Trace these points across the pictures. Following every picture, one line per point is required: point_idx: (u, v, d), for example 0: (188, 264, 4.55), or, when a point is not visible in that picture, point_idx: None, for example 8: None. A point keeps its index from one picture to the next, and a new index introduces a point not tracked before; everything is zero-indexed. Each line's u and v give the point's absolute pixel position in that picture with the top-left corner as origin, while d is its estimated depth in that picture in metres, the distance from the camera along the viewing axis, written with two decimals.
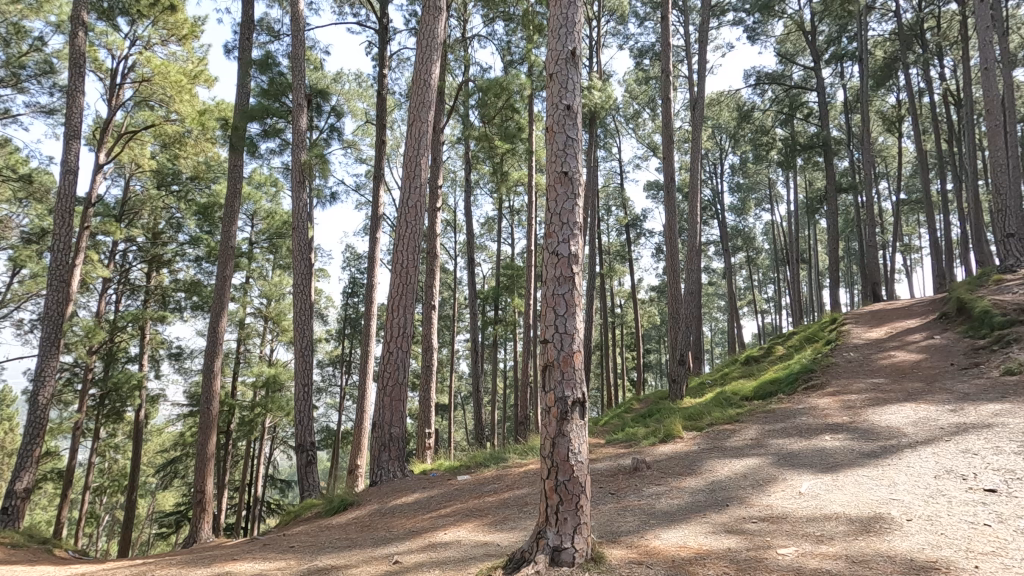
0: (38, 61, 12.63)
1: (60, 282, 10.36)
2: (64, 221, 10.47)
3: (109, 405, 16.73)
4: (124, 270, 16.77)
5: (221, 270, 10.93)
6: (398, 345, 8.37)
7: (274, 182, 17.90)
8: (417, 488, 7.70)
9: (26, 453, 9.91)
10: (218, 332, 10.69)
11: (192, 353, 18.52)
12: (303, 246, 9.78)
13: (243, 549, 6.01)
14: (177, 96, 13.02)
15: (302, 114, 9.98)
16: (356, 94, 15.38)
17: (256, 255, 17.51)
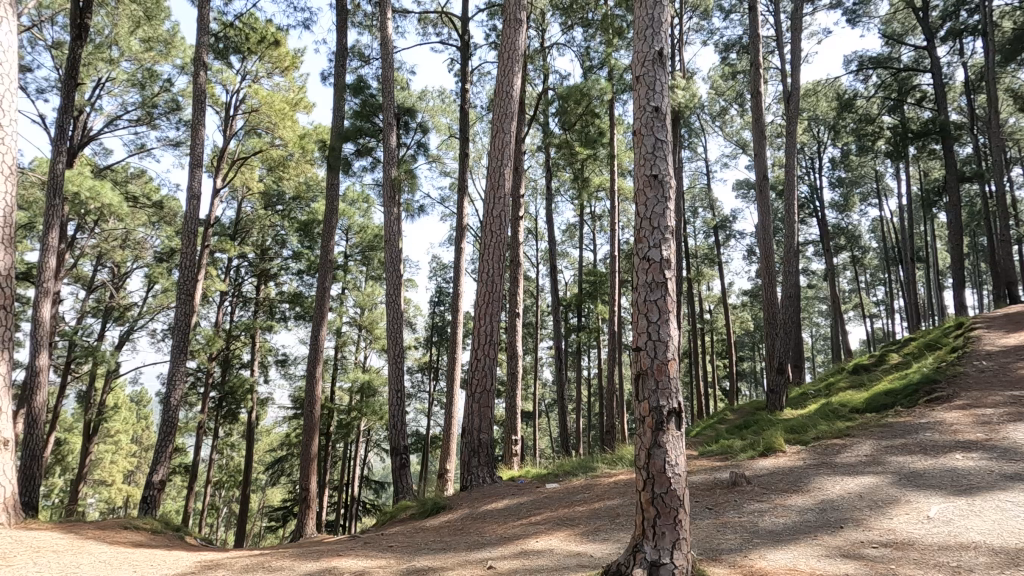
0: (166, 100, 14.26)
1: (187, 296, 11.59)
2: (190, 241, 11.71)
3: (226, 407, 18.40)
4: (237, 284, 18.43)
5: (321, 282, 11.68)
6: (486, 353, 8.52)
7: (366, 198, 18.93)
8: (507, 494, 7.76)
9: (162, 448, 11.14)
10: (319, 340, 11.42)
11: (296, 360, 19.97)
12: (395, 258, 10.21)
13: (347, 545, 6.34)
14: (281, 123, 14.21)
15: (392, 132, 10.50)
16: (440, 109, 15.92)
17: (350, 267, 18.58)
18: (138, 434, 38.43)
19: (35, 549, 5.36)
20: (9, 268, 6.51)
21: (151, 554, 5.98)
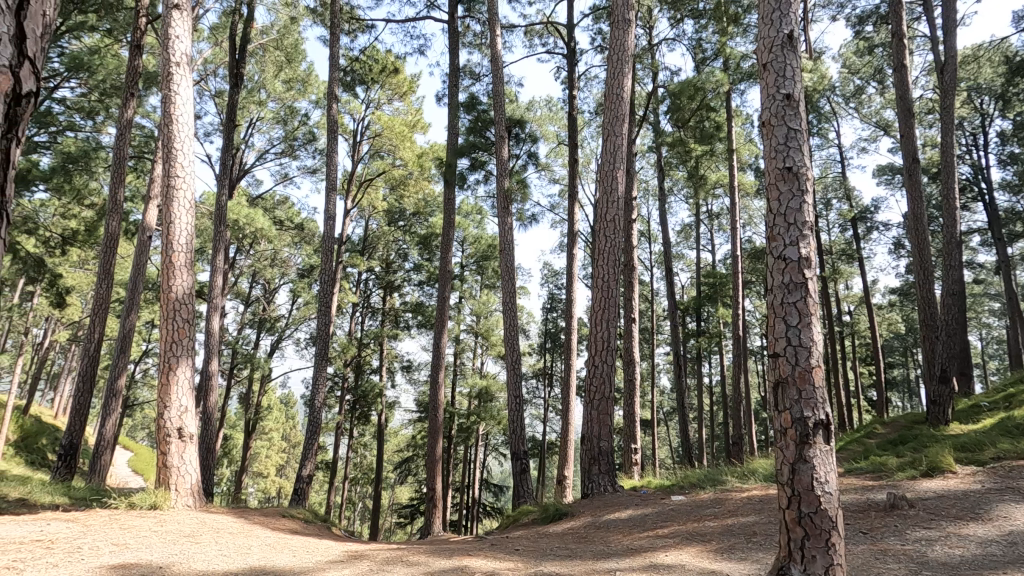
0: (304, 133, 15.92)
1: (326, 308, 12.79)
2: (328, 258, 12.91)
3: (359, 409, 19.94)
4: (367, 295, 19.95)
5: (441, 292, 12.25)
6: (604, 359, 8.40)
7: (479, 210, 19.64)
8: (631, 504, 7.56)
9: (309, 446, 12.34)
10: (440, 347, 11.98)
11: (419, 366, 21.14)
12: (510, 267, 10.43)
13: (475, 546, 6.56)
14: (402, 145, 15.24)
15: (504, 144, 10.80)
16: (547, 118, 16.09)
17: (466, 277, 19.35)
18: (287, 432, 43.02)
19: (216, 530, 6.19)
20: (192, 288, 7.62)
21: (305, 541, 6.63)
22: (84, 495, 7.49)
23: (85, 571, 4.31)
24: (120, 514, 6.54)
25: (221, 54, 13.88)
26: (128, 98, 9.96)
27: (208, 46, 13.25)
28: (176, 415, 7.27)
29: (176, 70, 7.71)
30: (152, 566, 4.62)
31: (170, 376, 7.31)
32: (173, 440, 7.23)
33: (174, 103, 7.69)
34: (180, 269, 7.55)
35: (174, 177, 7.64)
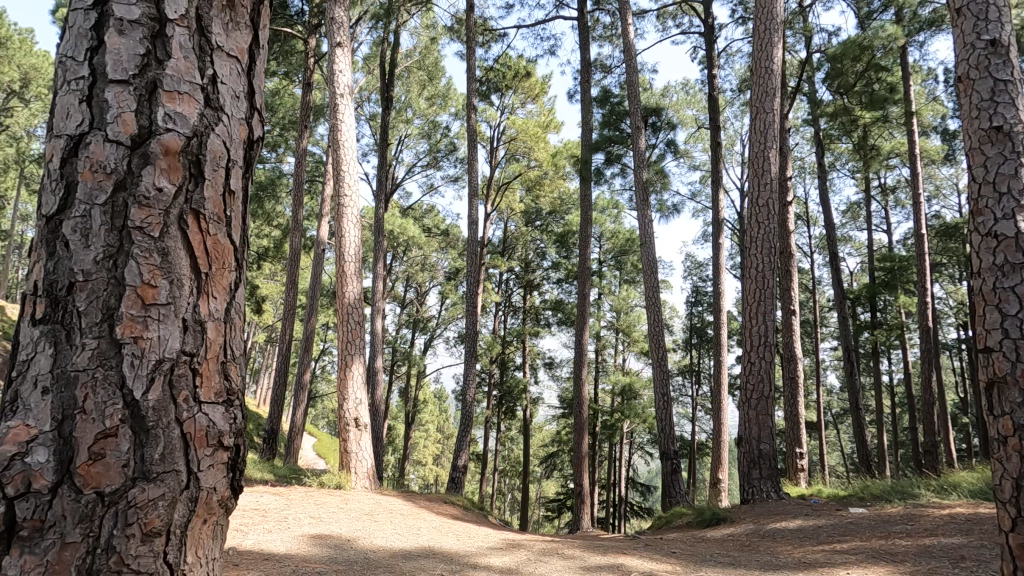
0: (446, 144, 16.95)
1: (473, 308, 13.48)
2: (473, 261, 13.61)
3: (505, 404, 20.75)
4: (508, 295, 20.65)
5: (581, 289, 12.24)
6: (761, 356, 7.77)
7: (615, 204, 19.33)
8: (799, 514, 6.90)
9: (462, 438, 13.12)
10: (582, 344, 11.98)
11: (561, 362, 21.39)
12: (652, 261, 10.10)
13: (629, 545, 6.47)
14: (536, 146, 15.60)
15: (641, 135, 10.48)
16: (685, 102, 15.26)
17: (605, 273, 19.15)
18: (442, 425, 46.15)
19: (389, 511, 6.87)
20: (360, 293, 8.53)
21: (465, 527, 7.07)
22: (284, 474, 8.77)
23: (292, 538, 5.05)
24: (313, 491, 7.55)
25: (373, 81, 15.31)
26: (302, 130, 11.43)
27: (362, 75, 14.72)
28: (353, 406, 8.19)
29: (340, 101, 8.69)
30: (341, 538, 5.27)
31: (347, 371, 8.24)
32: (352, 428, 8.16)
33: (340, 129, 8.65)
34: (350, 277, 8.50)
35: (343, 196, 8.60)
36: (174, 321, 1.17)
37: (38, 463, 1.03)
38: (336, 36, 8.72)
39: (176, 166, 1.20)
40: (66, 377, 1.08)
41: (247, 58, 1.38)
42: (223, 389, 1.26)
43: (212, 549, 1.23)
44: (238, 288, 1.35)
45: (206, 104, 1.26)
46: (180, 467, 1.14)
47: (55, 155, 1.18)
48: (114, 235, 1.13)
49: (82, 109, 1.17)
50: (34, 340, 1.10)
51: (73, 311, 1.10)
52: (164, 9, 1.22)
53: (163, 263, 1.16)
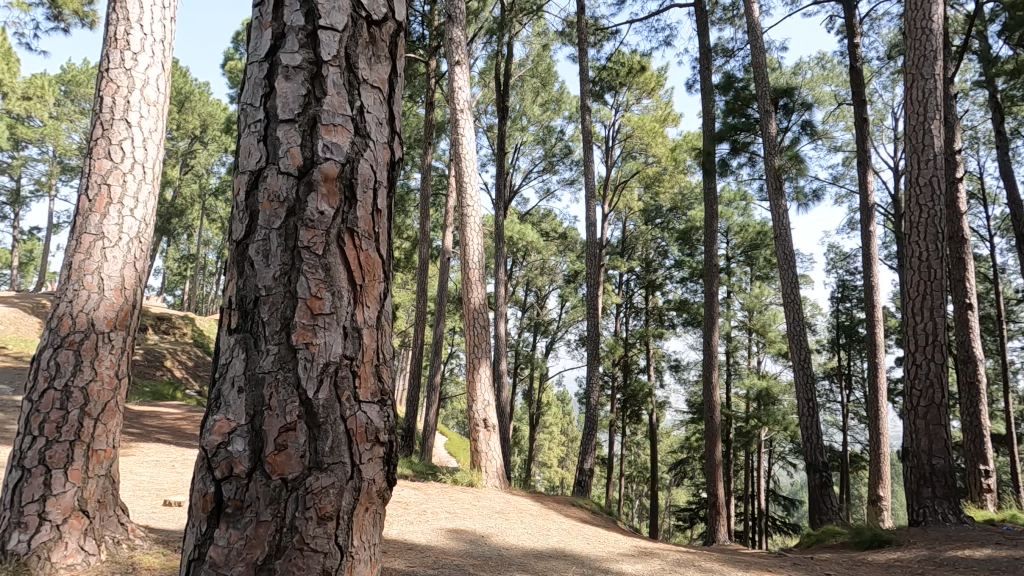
0: (561, 147, 17.04)
1: (594, 310, 13.36)
2: (592, 263, 13.47)
3: (630, 408, 20.28)
4: (629, 296, 20.18)
5: (708, 288, 11.57)
6: (929, 357, 6.79)
7: (743, 196, 18.08)
8: (987, 542, 5.89)
9: (588, 441, 13.01)
10: (711, 345, 11.31)
11: (688, 365, 20.40)
12: (789, 254, 9.26)
13: (774, 562, 5.97)
14: (654, 142, 15.11)
15: (770, 120, 9.70)
16: (821, 78, 13.85)
17: (734, 269, 17.96)
18: (566, 427, 46.19)
19: (519, 510, 7.05)
20: (485, 298, 8.84)
21: (596, 532, 7.00)
22: (421, 470, 9.36)
23: (431, 530, 5.39)
24: (449, 488, 7.96)
25: (490, 93, 15.84)
26: (427, 147, 12.16)
27: (479, 89, 15.32)
28: (482, 407, 8.52)
29: (461, 117, 9.11)
30: (476, 534, 5.52)
31: (475, 374, 8.58)
32: (481, 429, 8.48)
33: (462, 144, 9.07)
34: (475, 283, 8.86)
35: (465, 206, 8.99)
36: (337, 329, 1.31)
37: (237, 451, 1.22)
38: (455, 55, 9.20)
39: (334, 190, 1.34)
40: (255, 377, 1.26)
41: (387, 87, 1.51)
42: (377, 391, 1.38)
43: (373, 536, 1.35)
44: (386, 298, 1.47)
45: (356, 133, 1.40)
46: (345, 460, 1.27)
47: (241, 190, 1.38)
48: (288, 254, 1.30)
49: (259, 147, 1.36)
50: (230, 346, 1.30)
51: (259, 321, 1.28)
52: (320, 53, 1.38)
53: (325, 277, 1.31)
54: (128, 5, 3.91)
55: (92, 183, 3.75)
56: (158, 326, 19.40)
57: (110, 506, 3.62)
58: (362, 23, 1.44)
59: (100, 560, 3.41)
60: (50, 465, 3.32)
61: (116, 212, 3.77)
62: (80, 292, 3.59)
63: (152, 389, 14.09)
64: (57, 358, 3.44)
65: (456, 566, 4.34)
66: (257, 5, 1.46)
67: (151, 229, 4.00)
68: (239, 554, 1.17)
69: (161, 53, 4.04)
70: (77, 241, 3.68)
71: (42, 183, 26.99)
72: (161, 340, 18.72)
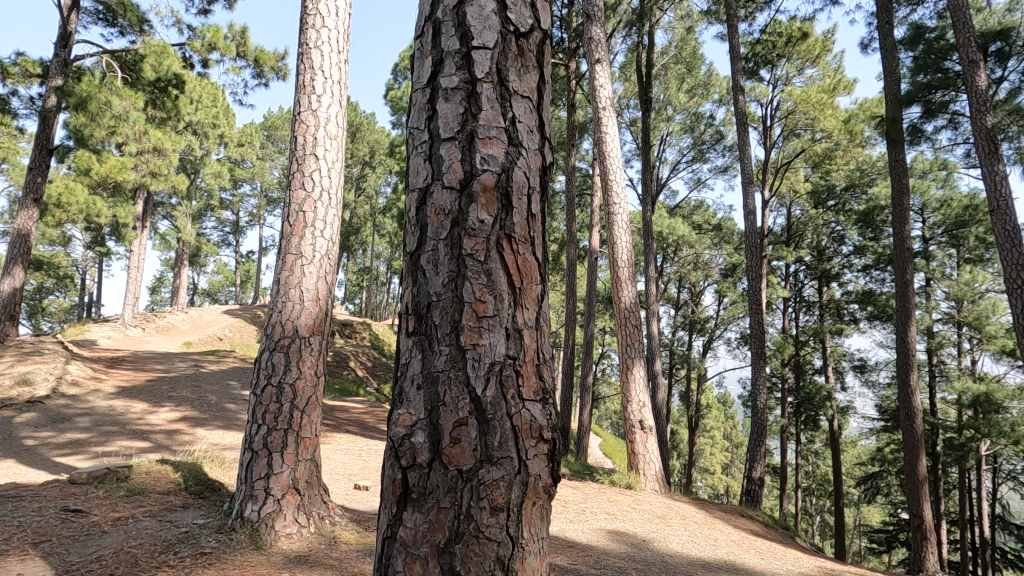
0: (712, 134, 15.98)
1: (757, 306, 12.29)
2: (753, 255, 12.35)
3: (805, 413, 18.27)
4: (799, 288, 18.24)
5: (901, 276, 9.92)
6: None
7: (942, 164, 15.28)
8: None
9: (756, 447, 11.97)
10: (908, 343, 9.66)
11: (877, 365, 17.79)
12: (1013, 231, 7.58)
13: None
14: (822, 114, 13.44)
15: (979, 70, 8.04)
16: None
17: (934, 252, 15.25)
18: (728, 431, 43.15)
19: (682, 517, 6.76)
20: (635, 297, 8.60)
21: (771, 547, 6.38)
22: (578, 470, 9.43)
23: (591, 530, 5.40)
24: (607, 490, 7.90)
25: (632, 86, 15.48)
26: (570, 148, 12.23)
27: (621, 84, 15.04)
28: (637, 408, 8.33)
29: (604, 114, 9.01)
30: (637, 538, 5.39)
31: (628, 375, 8.41)
32: (637, 431, 8.30)
33: (605, 142, 8.97)
34: (625, 282, 8.67)
35: (612, 204, 8.85)
36: (500, 330, 1.38)
37: (419, 443, 1.34)
38: (595, 54, 9.14)
39: (492, 200, 1.42)
40: (431, 376, 1.37)
41: (537, 96, 1.56)
42: (539, 390, 1.42)
43: (541, 530, 1.39)
44: (545, 300, 1.52)
45: (509, 142, 1.47)
46: (513, 455, 1.34)
47: (412, 206, 1.52)
48: (454, 262, 1.40)
49: (426, 166, 1.49)
50: (409, 348, 1.44)
51: (432, 324, 1.40)
52: (474, 71, 1.47)
53: (488, 282, 1.40)
54: (312, 55, 4.54)
55: (292, 211, 4.40)
56: (343, 331, 22.17)
57: (315, 486, 4.23)
58: (511, 37, 1.51)
59: (310, 532, 4.00)
60: (271, 448, 3.98)
61: (310, 234, 4.38)
62: (286, 303, 4.24)
63: (341, 386, 16.17)
64: (272, 359, 4.11)
65: (618, 568, 4.30)
66: (419, 36, 1.61)
67: (337, 246, 4.59)
68: (425, 535, 1.29)
69: (339, 92, 4.64)
70: (283, 259, 4.35)
71: (254, 214, 32.50)
72: (346, 344, 21.36)
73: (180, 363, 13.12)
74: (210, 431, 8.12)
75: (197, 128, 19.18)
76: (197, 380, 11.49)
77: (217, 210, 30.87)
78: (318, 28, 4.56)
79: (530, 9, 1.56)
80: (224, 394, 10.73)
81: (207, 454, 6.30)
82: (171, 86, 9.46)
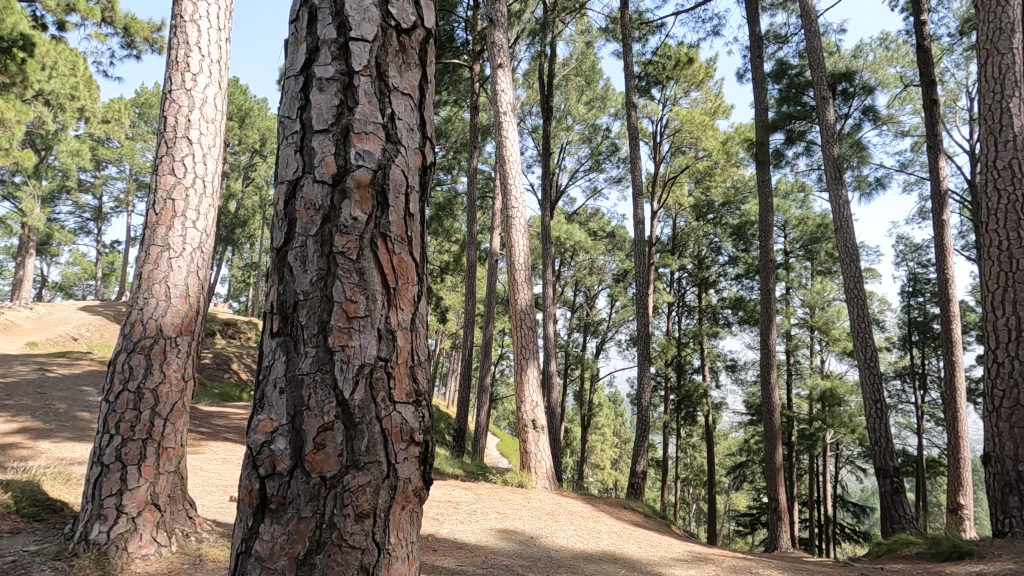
0: (608, 145, 16.79)
1: (644, 309, 13.08)
2: (642, 261, 13.10)
3: (685, 409, 19.73)
4: (681, 294, 19.69)
5: (764, 285, 11.04)
6: (1013, 354, 5.68)
7: (801, 187, 17.28)
8: None
9: (640, 443, 12.73)
10: (769, 345, 10.79)
11: (745, 365, 19.69)
12: (852, 248, 8.75)
13: (838, 572, 5.47)
14: (703, 135, 14.63)
15: (829, 106, 9.17)
16: (885, 60, 13.02)
17: (793, 264, 17.18)
18: (618, 428, 45.53)
19: (569, 512, 7.01)
20: (531, 299, 8.80)
21: (649, 536, 6.78)
22: (472, 470, 9.47)
23: (481, 529, 5.44)
24: (499, 489, 8.00)
25: (534, 94, 15.86)
26: (473, 150, 12.22)
27: (524, 91, 15.38)
28: (530, 408, 8.50)
29: (504, 119, 9.13)
30: (525, 535, 5.51)
31: (523, 375, 8.57)
32: (530, 430, 8.48)
33: (505, 145, 9.10)
34: (521, 284, 8.83)
35: (511, 208, 8.97)
36: (371, 331, 1.34)
37: (279, 449, 1.27)
38: (497, 58, 9.23)
39: (366, 197, 1.38)
40: (296, 379, 1.31)
41: (418, 94, 1.53)
42: (412, 392, 1.40)
43: (410, 534, 1.37)
44: (421, 300, 1.50)
45: (387, 139, 1.43)
46: (381, 460, 1.30)
47: (281, 199, 1.44)
48: (324, 260, 1.35)
49: (296, 158, 1.41)
50: (273, 350, 1.36)
51: (298, 325, 1.33)
52: (351, 63, 1.42)
53: (360, 281, 1.35)
54: (188, 29, 4.16)
55: (159, 198, 4.00)
56: (225, 331, 20.52)
57: (179, 500, 3.86)
58: (392, 32, 1.47)
59: (171, 551, 3.63)
60: (125, 461, 3.57)
61: (180, 225, 4.01)
62: (149, 300, 3.84)
63: (221, 390, 14.96)
64: (130, 362, 3.70)
65: (504, 566, 4.36)
66: (294, 22, 1.52)
67: (212, 239, 4.23)
68: (283, 547, 1.22)
69: (218, 73, 4.28)
70: (146, 252, 3.94)
71: (121, 200, 29.09)
72: (228, 345, 19.77)
73: (20, 367, 11.41)
74: (56, 444, 7.12)
75: (51, 100, 16.86)
76: (42, 385, 10.05)
77: (75, 193, 27.26)
78: (195, 1, 4.19)
79: (413, 6, 1.53)
80: (76, 402, 9.46)
81: (49, 470, 5.53)
82: (15, 47, 8.16)
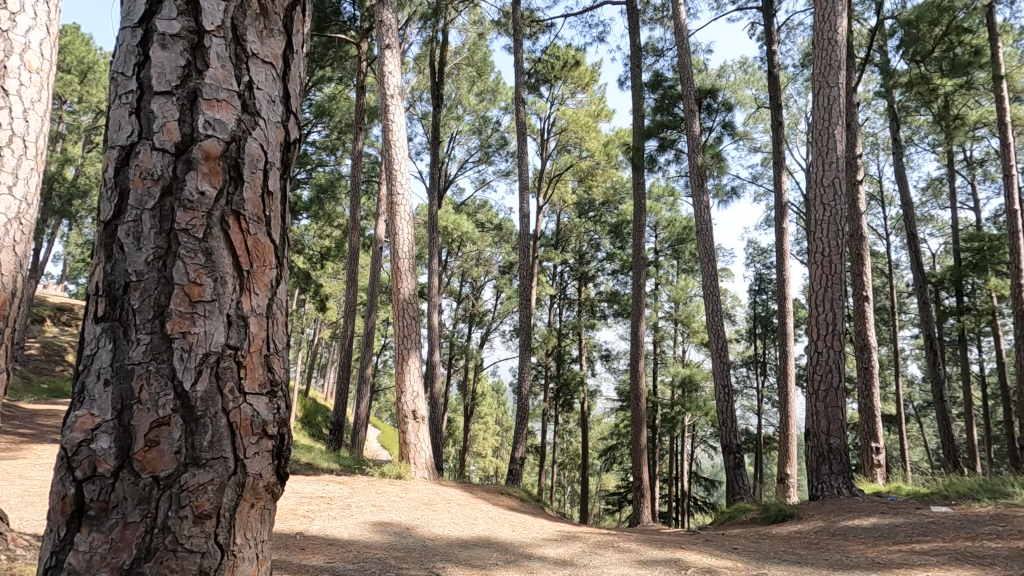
0: (497, 139, 16.96)
1: (526, 301, 13.44)
2: (526, 254, 13.43)
3: (562, 396, 20.66)
4: (562, 287, 20.53)
5: (636, 280, 11.81)
6: (829, 345, 6.66)
7: (671, 191, 18.80)
8: (875, 511, 5.99)
9: (520, 430, 13.11)
10: (638, 336, 11.65)
11: (618, 355, 21.07)
12: (710, 249, 9.70)
13: (688, 539, 6.06)
14: (586, 135, 15.35)
15: (695, 119, 10.03)
16: (743, 82, 14.53)
17: (662, 262, 18.68)
18: (501, 417, 46.52)
19: (447, 500, 7.05)
20: (415, 289, 8.67)
21: (522, 518, 7.03)
22: (349, 464, 9.15)
23: (355, 524, 5.27)
24: (376, 482, 7.82)
25: (425, 80, 15.55)
26: (358, 132, 11.68)
27: (414, 75, 15.04)
28: (411, 399, 8.38)
29: (391, 102, 8.84)
30: (401, 526, 5.44)
31: (403, 366, 8.42)
32: (410, 420, 8.38)
33: (392, 129, 8.82)
34: (405, 273, 8.64)
35: (395, 194, 8.73)
36: (220, 317, 1.24)
37: (102, 449, 1.13)
38: (385, 38, 8.87)
39: (216, 170, 1.26)
40: (124, 369, 1.17)
41: (282, 63, 1.42)
42: (266, 380, 1.31)
43: (261, 532, 1.30)
44: (280, 285, 1.41)
45: (243, 109, 1.31)
46: (227, 454, 1.21)
47: (111, 166, 1.27)
48: (163, 237, 1.21)
49: (131, 121, 1.26)
50: (97, 336, 1.20)
51: (129, 308, 1.19)
52: (201, 21, 1.29)
53: (206, 263, 1.23)
54: None
55: None
56: (57, 318, 17.74)
57: None
58: None
59: None
60: None
61: None
62: None
63: (50, 386, 12.95)
64: None
65: (378, 559, 4.28)
66: None
67: (33, 209, 3.62)
68: (103, 558, 1.09)
69: (45, 15, 3.67)
70: None
71: None
72: (61, 334, 17.14)
73: None
74: None
75: None
76: None
77: None
78: None
79: None
80: None
81: None
82: None
